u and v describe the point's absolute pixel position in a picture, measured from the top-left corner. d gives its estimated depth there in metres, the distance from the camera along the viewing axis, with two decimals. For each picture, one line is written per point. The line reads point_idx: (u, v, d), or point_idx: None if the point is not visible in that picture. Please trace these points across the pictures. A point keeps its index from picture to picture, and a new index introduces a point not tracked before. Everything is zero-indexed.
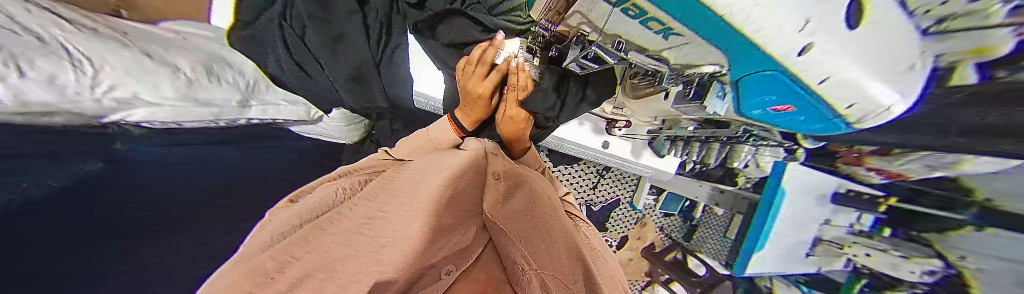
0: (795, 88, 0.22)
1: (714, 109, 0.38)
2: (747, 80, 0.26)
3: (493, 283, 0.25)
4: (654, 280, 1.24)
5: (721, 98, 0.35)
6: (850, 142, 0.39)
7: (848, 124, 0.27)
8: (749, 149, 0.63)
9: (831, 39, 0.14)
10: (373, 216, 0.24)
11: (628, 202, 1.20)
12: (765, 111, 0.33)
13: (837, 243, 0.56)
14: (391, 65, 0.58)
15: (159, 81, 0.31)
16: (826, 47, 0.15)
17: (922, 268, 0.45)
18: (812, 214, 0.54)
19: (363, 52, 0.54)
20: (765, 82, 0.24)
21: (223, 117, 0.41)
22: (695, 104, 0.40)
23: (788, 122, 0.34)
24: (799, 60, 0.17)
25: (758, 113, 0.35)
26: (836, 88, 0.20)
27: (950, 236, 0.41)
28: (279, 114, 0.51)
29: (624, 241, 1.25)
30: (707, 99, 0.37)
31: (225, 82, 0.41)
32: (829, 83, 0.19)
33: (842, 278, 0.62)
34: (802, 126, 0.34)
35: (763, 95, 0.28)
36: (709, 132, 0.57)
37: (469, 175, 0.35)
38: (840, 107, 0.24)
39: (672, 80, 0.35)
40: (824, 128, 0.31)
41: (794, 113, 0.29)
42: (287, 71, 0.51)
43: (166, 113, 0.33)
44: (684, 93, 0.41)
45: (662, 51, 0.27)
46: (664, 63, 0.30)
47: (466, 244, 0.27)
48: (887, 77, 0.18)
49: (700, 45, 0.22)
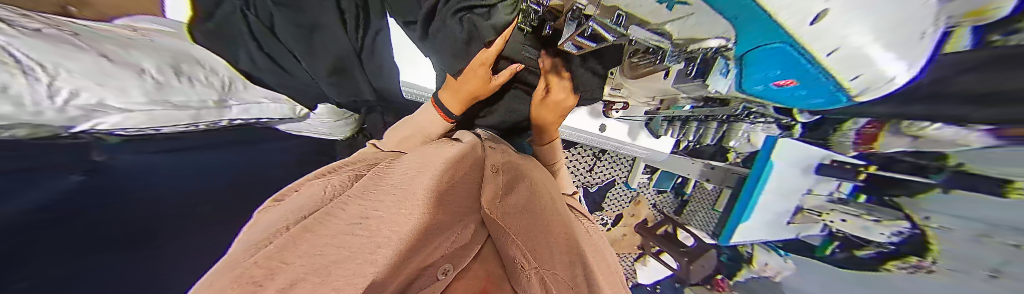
0: (802, 62, 0.22)
1: (717, 86, 0.37)
2: (752, 55, 0.26)
3: (494, 280, 0.21)
4: (645, 252, 1.32)
5: (725, 75, 0.35)
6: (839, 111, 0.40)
7: (849, 98, 0.27)
8: (744, 127, 0.65)
9: (850, 3, 0.13)
10: (367, 215, 0.23)
11: (622, 182, 1.24)
12: (768, 87, 0.33)
13: (817, 211, 0.62)
14: (374, 52, 0.58)
15: (122, 84, 0.29)
16: (843, 14, 0.14)
17: (891, 231, 0.49)
18: (795, 185, 0.58)
19: (342, 41, 0.53)
20: (773, 57, 0.23)
21: (203, 120, 0.38)
22: (695, 83, 0.39)
23: (790, 98, 0.34)
24: (809, 29, 0.16)
25: (760, 89, 0.35)
26: (847, 61, 0.19)
27: (919, 199, 0.43)
28: (265, 113, 0.46)
29: (618, 218, 1.31)
30: (709, 77, 0.36)
31: (197, 83, 0.38)
32: (835, 57, 0.19)
33: (817, 241, 0.67)
34: (805, 101, 0.34)
35: (767, 70, 0.28)
36: (707, 111, 0.58)
37: (464, 170, 0.35)
38: (846, 81, 0.24)
39: (675, 58, 0.34)
40: (824, 102, 0.32)
41: (796, 87, 0.29)
42: (263, 68, 0.50)
43: (141, 120, 0.31)
44: (684, 72, 0.40)
45: (665, 23, 0.27)
46: (666, 38, 0.30)
47: (462, 243, 0.25)
48: (902, 46, 0.16)
49: (708, 13, 0.23)
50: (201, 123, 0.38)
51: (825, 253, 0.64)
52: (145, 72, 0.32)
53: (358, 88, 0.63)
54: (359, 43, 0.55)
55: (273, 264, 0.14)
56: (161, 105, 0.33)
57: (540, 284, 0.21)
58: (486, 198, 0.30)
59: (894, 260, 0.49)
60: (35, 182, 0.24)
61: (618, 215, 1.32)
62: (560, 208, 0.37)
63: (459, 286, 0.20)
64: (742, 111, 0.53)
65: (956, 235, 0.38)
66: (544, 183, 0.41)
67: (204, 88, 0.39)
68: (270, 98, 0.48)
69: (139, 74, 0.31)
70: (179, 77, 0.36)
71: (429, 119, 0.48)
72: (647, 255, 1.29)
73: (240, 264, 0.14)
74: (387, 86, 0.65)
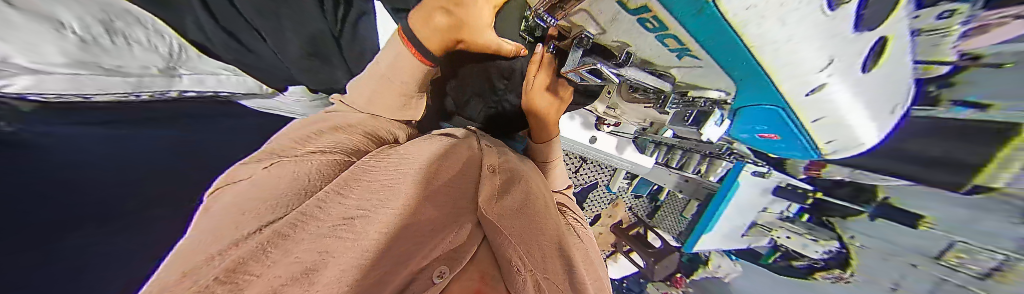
0: (788, 125, 0.23)
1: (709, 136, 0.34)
2: (746, 110, 0.26)
3: (488, 282, 0.22)
4: (616, 250, 1.38)
5: (718, 124, 0.32)
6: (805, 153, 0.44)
7: (821, 154, 0.29)
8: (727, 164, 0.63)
9: (843, 82, 0.13)
10: (351, 215, 0.22)
11: (604, 184, 1.29)
12: (753, 137, 0.35)
13: (768, 227, 0.67)
14: (355, 37, 0.61)
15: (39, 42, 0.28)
16: (836, 90, 0.14)
17: (822, 249, 0.56)
18: (756, 202, 0.63)
19: (317, 24, 0.56)
20: (764, 114, 0.24)
21: (145, 88, 0.37)
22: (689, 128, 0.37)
23: (767, 146, 0.36)
24: (806, 99, 0.16)
25: (746, 137, 0.37)
26: (826, 127, 0.21)
27: (850, 220, 0.52)
28: (223, 85, 0.48)
29: (596, 218, 1.37)
30: (704, 127, 0.33)
31: (132, 44, 0.37)
32: (825, 120, 0.19)
33: (764, 250, 0.75)
34: (779, 150, 0.35)
35: (756, 125, 0.29)
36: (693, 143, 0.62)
37: (457, 166, 0.34)
38: (821, 142, 0.25)
39: (677, 102, 0.36)
40: (798, 155, 0.33)
41: (778, 143, 0.32)
42: (219, 42, 0.48)
43: (64, 84, 0.29)
44: (681, 115, 0.37)
45: (670, 68, 0.27)
46: (669, 81, 0.30)
47: (456, 244, 0.24)
48: (871, 115, 0.18)
49: (715, 70, 0.21)
50: (145, 93, 0.37)
51: (769, 261, 0.73)
52: (65, 28, 0.31)
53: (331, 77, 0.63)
54: (338, 28, 0.59)
55: (240, 278, 0.14)
56: (90, 69, 0.32)
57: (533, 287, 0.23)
58: (483, 199, 0.30)
59: (822, 271, 0.58)
60: None
61: (596, 215, 1.38)
62: (553, 210, 0.38)
63: (456, 288, 0.21)
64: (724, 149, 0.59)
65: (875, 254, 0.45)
66: (541, 187, 0.42)
67: (143, 53, 0.39)
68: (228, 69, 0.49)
69: (58, 31, 0.30)
70: (109, 37, 0.35)
71: (399, 61, 0.39)
72: (618, 252, 1.40)
73: (200, 275, 0.13)
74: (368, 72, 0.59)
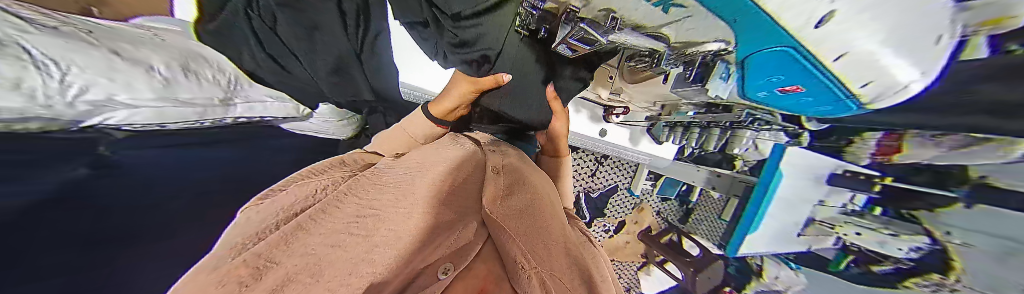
0: (807, 66, 0.21)
1: (717, 90, 0.39)
2: (759, 56, 0.25)
3: (494, 281, 0.18)
4: (648, 261, 1.28)
5: (723, 79, 0.37)
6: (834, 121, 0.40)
7: (859, 106, 0.26)
8: (749, 134, 0.63)
9: (852, 7, 0.13)
10: (362, 214, 0.22)
11: (626, 188, 1.21)
12: (772, 93, 0.32)
13: (830, 223, 0.59)
14: (374, 53, 0.58)
15: (134, 80, 0.30)
16: (846, 19, 0.14)
17: (908, 246, 0.47)
18: (806, 195, 0.56)
19: (343, 43, 0.52)
20: (778, 59, 0.23)
21: (208, 117, 0.41)
22: (695, 86, 0.42)
23: (798, 104, 0.33)
24: (821, 31, 0.16)
25: (764, 95, 0.34)
26: (844, 68, 0.19)
27: (938, 213, 0.41)
28: (267, 111, 0.50)
29: (621, 225, 1.28)
30: (710, 81, 0.38)
31: (202, 80, 0.39)
32: (847, 60, 0.18)
33: (832, 255, 0.64)
34: (811, 108, 0.32)
35: (773, 73, 0.27)
36: (710, 118, 0.54)
37: (466, 172, 0.34)
38: (856, 85, 0.21)
39: (672, 60, 0.39)
40: (833, 110, 0.29)
41: (804, 93, 0.28)
42: (265, 69, 0.50)
43: (148, 116, 0.34)
44: (683, 76, 0.44)
45: (661, 27, 0.30)
46: (663, 41, 0.34)
47: (462, 242, 0.21)
48: (905, 59, 0.16)
49: (703, 16, 0.24)
50: (208, 121, 0.43)
51: (841, 268, 0.61)
52: (155, 70, 0.33)
53: (359, 87, 0.63)
54: (360, 44, 0.54)
55: (261, 264, 0.14)
56: (168, 101, 0.34)
57: (541, 286, 0.18)
58: (486, 200, 0.29)
59: (915, 277, 0.47)
60: (24, 179, 0.23)
61: (621, 222, 1.28)
62: (559, 216, 0.36)
63: (461, 286, 0.16)
64: (748, 118, 0.50)
65: (976, 253, 0.36)
66: (543, 189, 0.41)
67: (209, 86, 0.40)
68: (273, 96, 0.51)
69: (149, 72, 0.32)
70: (184, 75, 0.37)
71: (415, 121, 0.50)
72: (651, 264, 1.28)
73: (224, 263, 0.13)
74: (385, 86, 0.66)
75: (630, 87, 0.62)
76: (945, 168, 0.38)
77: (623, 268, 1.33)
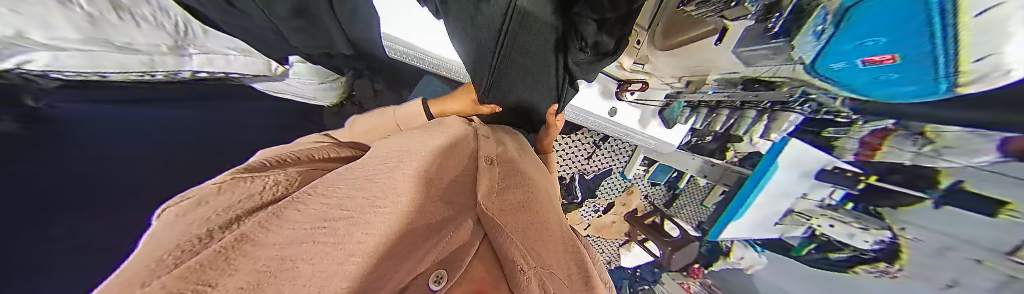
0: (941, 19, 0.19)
1: (800, 52, 0.37)
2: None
3: (492, 282, 0.20)
4: (630, 239, 1.39)
5: (814, 37, 0.34)
6: (917, 96, 0.27)
7: (952, 88, 0.22)
8: (797, 117, 0.53)
9: None
10: (332, 217, 0.18)
11: (619, 172, 1.21)
12: (849, 65, 0.31)
13: (806, 215, 0.62)
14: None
15: (50, 14, 0.24)
16: None
17: (874, 239, 0.49)
18: (792, 190, 0.58)
19: None
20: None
21: (160, 69, 0.36)
22: (778, 41, 0.40)
23: (873, 82, 0.30)
24: None
25: (837, 66, 0.33)
26: (983, 31, 0.16)
27: (902, 210, 0.43)
28: (229, 66, 0.46)
29: (609, 207, 1.32)
30: (800, 37, 0.36)
31: (140, 22, 0.32)
32: (989, 18, 0.15)
33: (797, 241, 0.68)
34: (887, 90, 0.30)
35: (873, 35, 0.25)
36: (753, 94, 0.54)
37: (459, 162, 0.31)
38: (965, 63, 0.19)
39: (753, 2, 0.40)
40: (921, 92, 0.26)
41: (893, 67, 0.26)
42: (205, 1, 0.38)
43: (81, 62, 0.28)
44: (766, 31, 0.42)
45: None
46: None
47: (455, 246, 0.20)
48: None
49: None
50: (161, 73, 0.37)
51: (801, 253, 0.66)
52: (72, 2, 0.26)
53: (328, 35, 0.53)
54: None
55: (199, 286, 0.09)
56: (100, 45, 0.29)
57: (539, 287, 0.20)
58: (482, 193, 0.27)
59: (862, 264, 0.52)
60: None
61: (610, 204, 1.32)
62: (555, 206, 0.37)
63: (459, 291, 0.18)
64: (795, 97, 0.46)
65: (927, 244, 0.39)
66: (543, 184, 0.39)
67: (151, 30, 0.34)
68: (237, 49, 0.47)
69: (66, 5, 0.25)
70: (113, 13, 0.29)
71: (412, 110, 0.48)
72: (632, 241, 1.39)
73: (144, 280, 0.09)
74: (365, 35, 0.59)
75: (658, 55, 0.65)
76: (923, 171, 0.38)
77: (606, 243, 1.46)
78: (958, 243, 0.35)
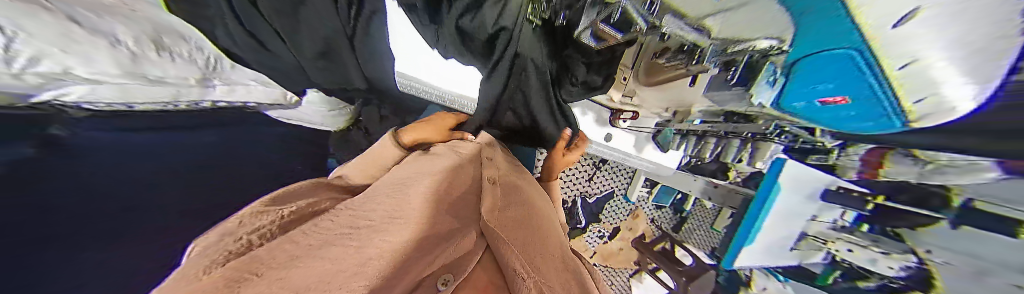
0: (861, 69, 0.21)
1: (757, 98, 0.37)
2: (806, 61, 0.26)
3: (494, 289, 0.21)
4: (640, 268, 1.29)
5: (768, 85, 0.34)
6: (866, 129, 0.31)
7: (904, 122, 0.24)
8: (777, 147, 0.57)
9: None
10: (357, 226, 0.23)
11: (622, 194, 1.19)
12: (809, 104, 0.32)
13: (823, 239, 0.59)
14: (369, 37, 0.48)
15: (96, 52, 0.26)
16: (933, 14, 0.13)
17: (898, 264, 0.46)
18: (802, 210, 0.56)
19: (333, 24, 0.42)
20: (830, 59, 0.22)
21: (184, 97, 0.40)
22: (734, 89, 0.41)
23: (833, 118, 0.33)
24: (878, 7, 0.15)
25: (800, 105, 0.34)
26: (912, 77, 0.18)
27: (921, 231, 0.41)
28: (247, 94, 0.48)
29: (615, 232, 1.26)
30: (754, 86, 0.36)
31: (178, 58, 0.35)
32: (910, 67, 0.17)
33: (819, 268, 0.63)
34: (847, 123, 0.32)
35: (818, 83, 0.27)
36: (731, 127, 0.55)
37: (464, 184, 0.33)
38: (909, 102, 0.21)
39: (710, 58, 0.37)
40: (873, 125, 0.28)
41: (847, 105, 0.28)
42: (241, 44, 0.40)
43: (116, 90, 0.32)
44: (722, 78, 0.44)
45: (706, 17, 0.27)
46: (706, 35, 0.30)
47: (460, 253, 0.22)
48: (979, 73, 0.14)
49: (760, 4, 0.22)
50: (183, 103, 0.41)
51: (828, 282, 0.61)
52: (120, 43, 0.29)
53: (347, 73, 0.55)
54: (351, 27, 0.44)
55: None
56: (134, 78, 0.31)
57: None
58: (485, 209, 0.27)
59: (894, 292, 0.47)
60: None
61: (616, 228, 1.26)
62: (556, 226, 0.37)
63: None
64: (775, 129, 0.49)
65: (950, 265, 0.37)
66: (542, 206, 0.40)
67: (185, 64, 0.37)
68: (259, 81, 0.49)
69: (113, 45, 0.28)
70: (156, 51, 0.32)
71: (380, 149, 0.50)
72: (643, 271, 1.29)
73: None
74: (380, 69, 0.58)
75: (642, 89, 0.64)
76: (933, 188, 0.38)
77: (615, 274, 1.32)
78: (972, 261, 0.33)
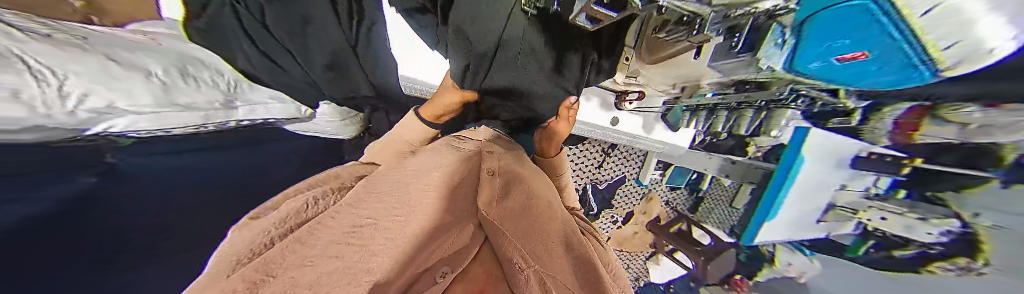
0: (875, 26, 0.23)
1: (770, 58, 0.36)
2: (818, 18, 0.27)
3: (493, 282, 0.18)
4: (657, 251, 1.29)
5: (779, 46, 0.34)
6: (888, 80, 0.30)
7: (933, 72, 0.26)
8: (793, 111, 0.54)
9: None
10: (360, 224, 0.21)
11: (633, 178, 1.17)
12: (825, 63, 0.32)
13: (851, 209, 0.56)
14: (370, 44, 0.50)
15: (133, 88, 0.27)
16: None
17: (937, 229, 0.44)
18: (829, 181, 0.53)
19: (336, 35, 0.45)
20: (843, 17, 0.24)
21: (212, 121, 0.37)
22: (741, 56, 0.40)
23: (853, 75, 0.33)
24: None
25: (815, 66, 0.34)
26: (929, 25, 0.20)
27: (965, 193, 0.39)
28: (271, 114, 0.46)
29: (629, 216, 1.25)
30: (763, 48, 0.36)
31: (203, 84, 0.36)
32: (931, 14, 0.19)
33: (848, 241, 0.61)
34: (865, 80, 0.33)
35: (828, 42, 0.28)
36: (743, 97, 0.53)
37: (462, 174, 0.32)
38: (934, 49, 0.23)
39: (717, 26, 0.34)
40: (900, 78, 0.29)
41: (866, 62, 0.28)
42: (259, 67, 0.44)
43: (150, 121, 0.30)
44: (729, 46, 0.41)
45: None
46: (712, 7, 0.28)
47: (456, 247, 0.20)
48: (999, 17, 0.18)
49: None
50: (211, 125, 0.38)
51: (857, 253, 0.59)
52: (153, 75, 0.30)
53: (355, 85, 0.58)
54: (354, 34, 0.47)
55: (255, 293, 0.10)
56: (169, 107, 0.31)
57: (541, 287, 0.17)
58: (483, 201, 0.27)
59: (939, 261, 0.44)
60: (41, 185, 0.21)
61: (629, 213, 1.25)
62: (557, 214, 0.36)
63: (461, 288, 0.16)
64: (790, 95, 0.47)
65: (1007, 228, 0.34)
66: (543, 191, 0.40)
67: (208, 89, 0.36)
68: (275, 97, 0.46)
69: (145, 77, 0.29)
70: (184, 80, 0.33)
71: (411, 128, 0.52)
72: (660, 253, 1.28)
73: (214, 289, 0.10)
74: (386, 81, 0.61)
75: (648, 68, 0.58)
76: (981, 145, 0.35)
77: (631, 258, 1.32)
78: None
